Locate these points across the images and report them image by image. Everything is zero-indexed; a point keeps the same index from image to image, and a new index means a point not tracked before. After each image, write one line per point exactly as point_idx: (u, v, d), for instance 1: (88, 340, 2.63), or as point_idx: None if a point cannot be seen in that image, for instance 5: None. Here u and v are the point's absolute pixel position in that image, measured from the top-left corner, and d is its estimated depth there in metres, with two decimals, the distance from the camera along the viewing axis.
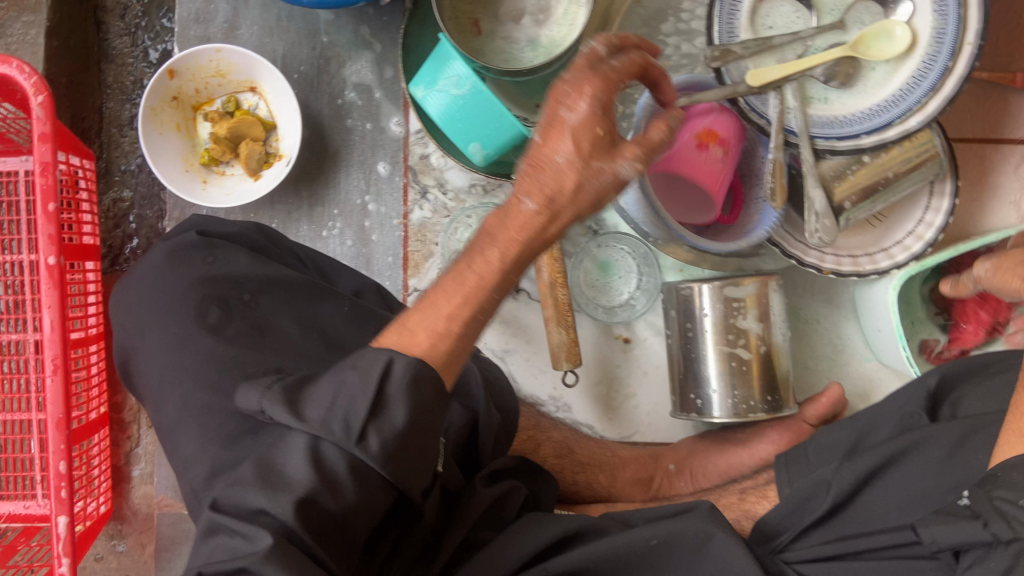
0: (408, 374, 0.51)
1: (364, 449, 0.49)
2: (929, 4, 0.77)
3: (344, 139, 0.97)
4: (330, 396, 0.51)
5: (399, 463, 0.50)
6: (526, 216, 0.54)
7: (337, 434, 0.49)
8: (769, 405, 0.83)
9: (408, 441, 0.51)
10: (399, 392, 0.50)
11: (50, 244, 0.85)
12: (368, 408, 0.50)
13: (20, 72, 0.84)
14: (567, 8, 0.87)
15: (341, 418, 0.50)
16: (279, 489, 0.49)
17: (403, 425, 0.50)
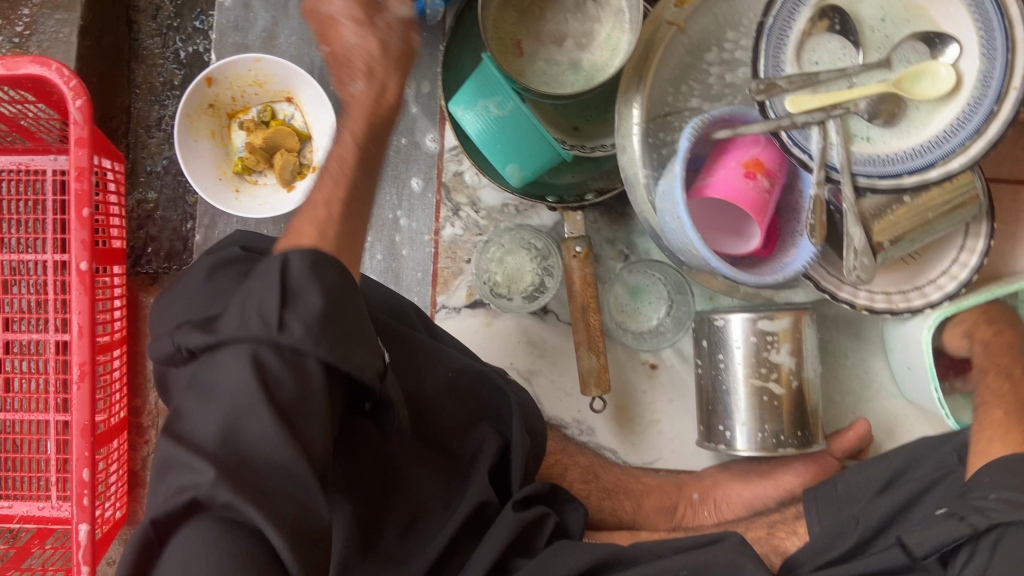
0: (308, 264, 0.53)
1: (289, 336, 0.50)
2: (976, 46, 0.73)
3: (378, 153, 0.97)
4: (240, 307, 0.51)
5: (332, 343, 0.51)
6: (362, 96, 0.68)
7: (257, 329, 0.50)
8: (799, 440, 0.83)
9: (331, 318, 0.52)
10: (304, 277, 0.52)
11: (82, 249, 0.85)
12: (279, 301, 0.51)
13: (59, 75, 0.83)
14: (610, 33, 0.87)
15: (256, 316, 0.50)
16: (224, 410, 0.48)
17: (321, 306, 0.51)
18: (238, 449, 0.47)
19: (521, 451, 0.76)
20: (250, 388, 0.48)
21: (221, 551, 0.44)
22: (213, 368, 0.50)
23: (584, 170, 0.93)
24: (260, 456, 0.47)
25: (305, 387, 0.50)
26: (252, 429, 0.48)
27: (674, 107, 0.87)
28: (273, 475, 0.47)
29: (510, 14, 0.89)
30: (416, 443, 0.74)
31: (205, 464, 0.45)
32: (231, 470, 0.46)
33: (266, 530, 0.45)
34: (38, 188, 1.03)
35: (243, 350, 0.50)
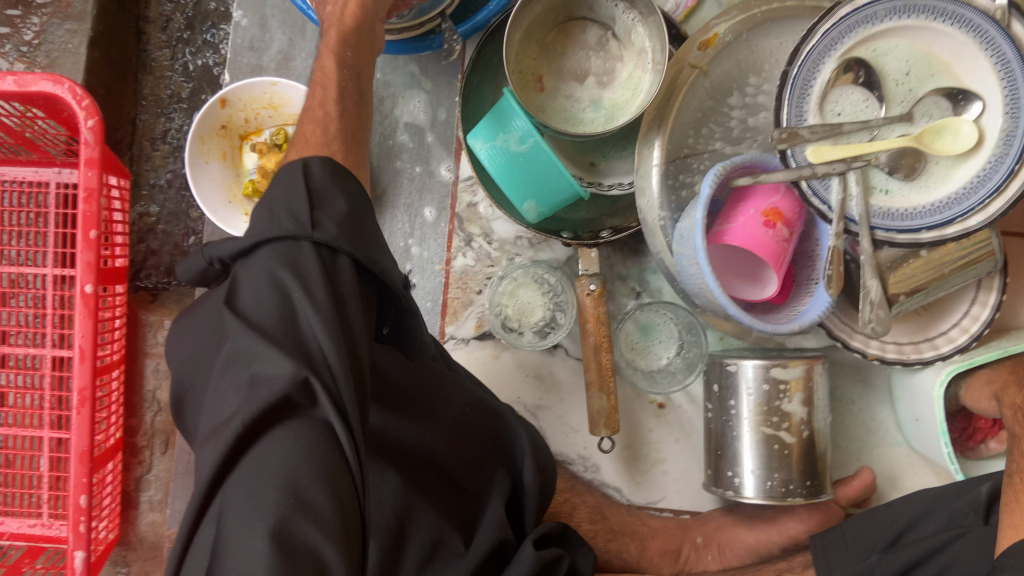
0: (328, 172, 0.56)
1: (323, 233, 0.52)
2: (1001, 105, 0.71)
3: (392, 180, 0.96)
4: (268, 212, 0.53)
5: (359, 242, 0.53)
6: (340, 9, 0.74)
7: (291, 227, 0.51)
8: (808, 490, 0.83)
9: (355, 220, 0.55)
10: (328, 183, 0.55)
11: (88, 271, 0.85)
12: (307, 200, 0.53)
13: (72, 94, 0.82)
14: (632, 72, 0.88)
15: (287, 216, 0.52)
16: (282, 311, 0.49)
17: (346, 210, 0.54)
18: (296, 343, 0.48)
19: (534, 497, 0.75)
20: (297, 279, 0.50)
21: (296, 449, 0.45)
22: (246, 271, 0.52)
23: (599, 207, 0.92)
24: (316, 350, 0.48)
25: (346, 287, 0.52)
26: (307, 322, 0.49)
27: (693, 149, 0.86)
28: (325, 371, 0.48)
29: (531, 48, 0.89)
30: (437, 483, 0.71)
31: (279, 358, 0.47)
32: (300, 359, 0.47)
33: (331, 422, 0.47)
34: (41, 201, 1.00)
35: (282, 246, 0.51)
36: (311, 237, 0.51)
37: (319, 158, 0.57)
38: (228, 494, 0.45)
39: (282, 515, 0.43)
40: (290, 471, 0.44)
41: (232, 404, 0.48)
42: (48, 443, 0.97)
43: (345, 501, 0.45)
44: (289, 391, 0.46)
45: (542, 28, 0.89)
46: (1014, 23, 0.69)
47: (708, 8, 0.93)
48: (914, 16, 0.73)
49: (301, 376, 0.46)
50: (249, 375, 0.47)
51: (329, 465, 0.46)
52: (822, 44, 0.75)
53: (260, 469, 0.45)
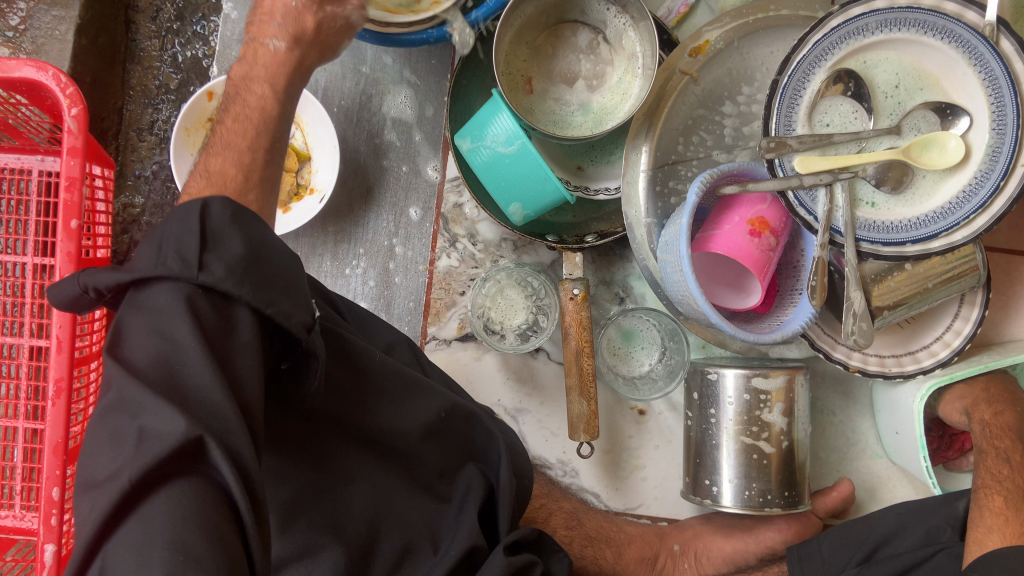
0: (228, 212, 0.50)
1: (209, 276, 0.47)
2: (988, 120, 0.71)
3: (379, 178, 0.96)
4: (154, 245, 0.48)
5: (254, 286, 0.49)
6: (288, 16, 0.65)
7: (175, 269, 0.47)
8: (785, 500, 0.83)
9: (253, 262, 0.50)
10: (224, 224, 0.49)
11: (67, 262, 0.84)
12: (200, 242, 0.48)
13: (56, 81, 0.82)
14: (621, 77, 0.88)
15: (175, 255, 0.48)
16: (185, 364, 0.46)
17: (243, 252, 0.49)
18: (182, 396, 0.45)
19: (509, 496, 0.74)
20: (181, 319, 0.46)
21: (186, 509, 0.43)
22: (132, 316, 0.48)
23: (585, 210, 0.92)
24: (205, 402, 0.45)
25: (241, 341, 0.49)
26: (196, 375, 0.46)
27: (680, 155, 0.86)
28: (218, 424, 0.45)
29: (522, 49, 0.88)
30: (406, 486, 0.72)
31: (172, 415, 0.43)
32: (193, 416, 0.44)
33: (227, 482, 0.44)
34: (20, 187, 1.00)
35: (166, 290, 0.47)
36: (196, 281, 0.47)
37: (220, 195, 0.50)
38: (108, 552, 0.42)
39: (171, 573, 0.40)
40: (179, 531, 0.42)
41: (115, 461, 0.44)
42: (22, 434, 0.96)
43: (235, 560, 0.43)
44: (182, 446, 0.43)
45: (534, 29, 0.88)
46: (1003, 40, 0.70)
47: (701, 14, 0.92)
48: (905, 29, 0.73)
49: (194, 432, 0.43)
50: (136, 429, 0.44)
51: (220, 522, 0.43)
52: (812, 53, 0.75)
53: (145, 529, 0.42)
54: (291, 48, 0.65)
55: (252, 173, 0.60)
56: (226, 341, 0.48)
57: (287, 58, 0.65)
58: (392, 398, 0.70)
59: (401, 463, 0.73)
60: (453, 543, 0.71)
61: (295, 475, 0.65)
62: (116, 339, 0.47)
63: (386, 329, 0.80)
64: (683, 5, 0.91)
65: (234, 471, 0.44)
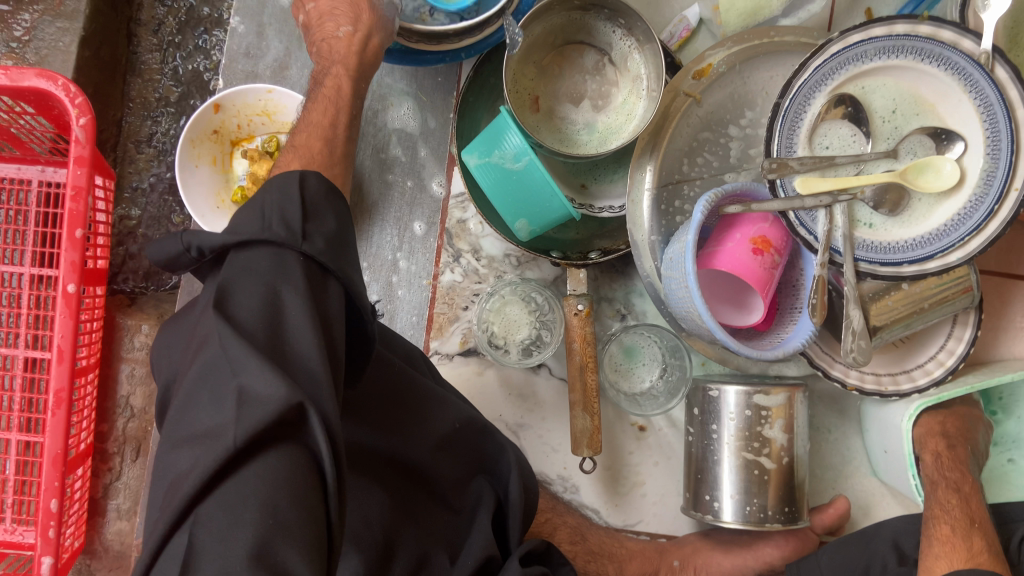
0: (322, 188, 0.56)
1: (311, 245, 0.51)
2: (982, 145, 0.73)
3: (383, 193, 0.96)
4: (257, 212, 0.52)
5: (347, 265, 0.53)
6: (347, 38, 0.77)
7: (282, 231, 0.51)
8: (785, 516, 0.84)
9: (342, 240, 0.55)
10: (321, 199, 0.56)
11: (71, 270, 0.84)
12: (302, 213, 0.53)
13: (65, 91, 0.81)
14: (626, 98, 0.90)
15: (279, 221, 0.52)
16: (288, 339, 0.47)
17: (334, 229, 0.54)
18: (284, 361, 0.46)
19: (519, 512, 0.75)
20: (294, 288, 0.49)
21: (279, 475, 0.43)
22: (240, 278, 0.50)
23: (588, 228, 0.94)
24: (306, 369, 0.47)
25: (333, 310, 0.51)
26: (302, 344, 0.47)
27: (685, 175, 0.88)
28: (315, 392, 0.46)
29: (529, 69, 0.89)
30: (423, 498, 0.74)
31: (274, 379, 0.44)
32: (293, 384, 0.45)
33: (321, 455, 0.45)
34: (19, 198, 1.00)
35: (271, 254, 0.50)
36: (300, 247, 0.51)
37: (316, 172, 0.57)
38: (200, 511, 0.43)
39: (260, 538, 0.41)
40: (269, 495, 0.43)
41: (216, 417, 0.45)
42: (15, 446, 0.96)
43: (319, 532, 0.44)
44: (285, 413, 0.44)
45: (541, 49, 0.89)
46: (998, 68, 0.71)
47: (702, 39, 0.95)
48: (903, 56, 0.75)
49: (295, 399, 0.44)
50: (236, 388, 0.44)
51: (308, 492, 0.44)
52: (813, 78, 0.78)
53: (239, 489, 0.43)
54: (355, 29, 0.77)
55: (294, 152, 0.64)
56: (325, 309, 0.50)
57: (353, 39, 0.77)
58: (410, 411, 0.73)
59: (416, 476, 0.74)
60: (470, 551, 0.72)
61: None
62: (226, 295, 0.48)
63: (402, 342, 0.81)
64: (685, 30, 0.94)
65: (329, 441, 0.45)
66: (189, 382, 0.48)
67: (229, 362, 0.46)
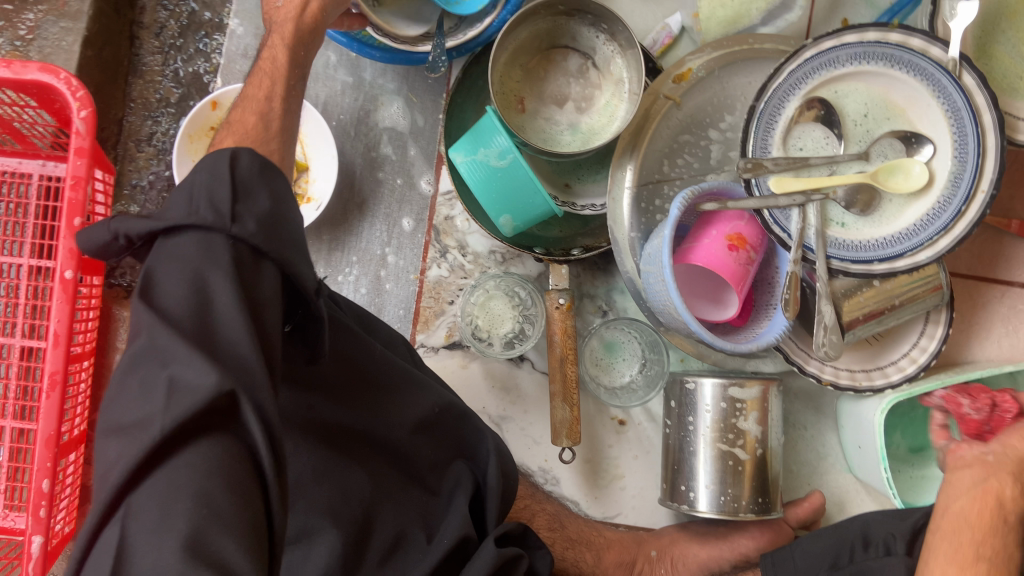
0: (256, 165, 0.53)
1: (242, 229, 0.49)
2: (950, 149, 0.77)
3: (373, 190, 0.99)
4: (185, 194, 0.50)
5: (277, 244, 0.51)
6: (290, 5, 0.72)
7: (209, 218, 0.48)
8: (758, 506, 0.86)
9: (277, 220, 0.52)
10: (254, 175, 0.52)
11: (68, 257, 0.87)
12: (231, 192, 0.50)
13: (67, 84, 0.85)
14: (608, 100, 0.93)
15: (208, 204, 0.49)
16: (214, 329, 0.47)
17: (268, 209, 0.51)
18: (213, 351, 0.46)
19: (497, 495, 0.77)
20: (222, 273, 0.48)
21: (211, 465, 0.44)
22: (166, 268, 0.48)
23: (571, 226, 0.97)
24: (236, 357, 0.47)
25: (268, 291, 0.51)
26: (230, 331, 0.47)
27: (665, 175, 0.91)
28: (246, 381, 0.47)
29: (515, 71, 0.93)
30: (401, 479, 0.76)
31: (204, 368, 0.44)
32: (225, 372, 0.45)
33: (256, 443, 0.46)
34: (21, 192, 1.03)
35: (197, 239, 0.48)
36: (229, 232, 0.49)
37: (249, 148, 0.53)
38: (132, 500, 0.43)
39: (194, 528, 0.41)
40: (203, 483, 0.43)
41: (142, 408, 0.45)
42: (9, 433, 0.98)
43: (257, 515, 0.45)
44: (215, 401, 0.44)
45: (527, 53, 0.93)
46: (965, 75, 0.75)
47: (684, 45, 0.99)
48: (874, 62, 0.79)
49: (225, 389, 0.44)
50: (165, 378, 0.44)
51: (242, 478, 0.45)
52: (787, 82, 0.81)
53: (171, 478, 0.43)
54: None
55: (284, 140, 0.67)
56: (258, 296, 0.50)
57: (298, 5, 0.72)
58: (390, 395, 0.76)
59: (395, 457, 0.77)
60: (447, 531, 0.74)
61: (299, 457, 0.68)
62: (149, 285, 0.47)
63: (383, 326, 0.83)
64: (668, 37, 0.97)
65: (261, 429, 0.46)
66: (115, 370, 0.47)
67: (155, 354, 0.45)
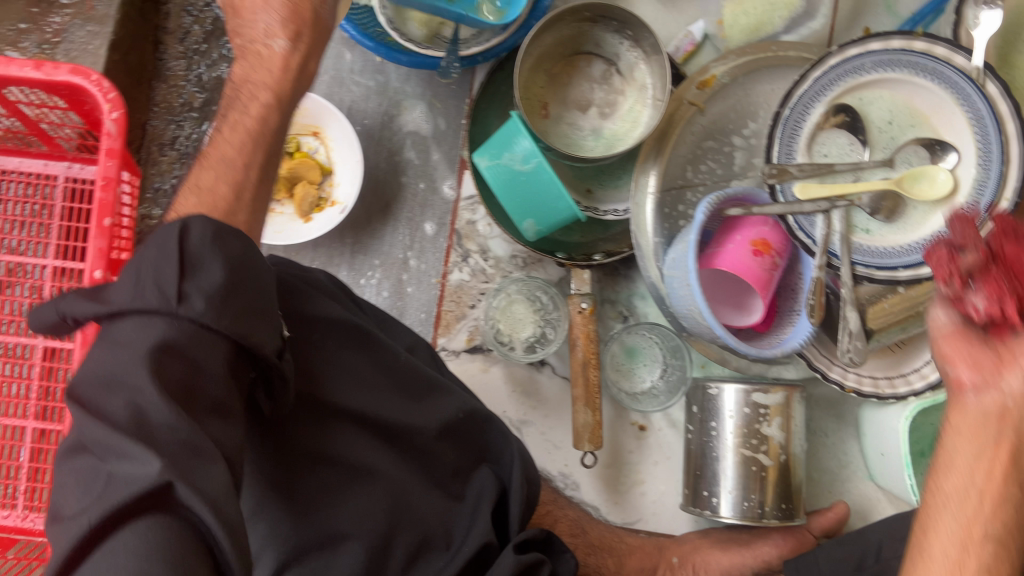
0: (207, 235, 0.54)
1: (189, 309, 0.50)
2: (975, 156, 0.77)
3: (396, 194, 1.00)
4: (133, 276, 0.51)
5: (230, 317, 0.52)
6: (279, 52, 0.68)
7: (154, 301, 0.50)
8: (781, 513, 0.86)
9: (230, 291, 0.53)
10: (204, 248, 0.53)
11: (99, 258, 0.87)
12: (178, 270, 0.51)
13: (98, 86, 0.85)
14: (632, 105, 0.93)
15: (153, 287, 0.50)
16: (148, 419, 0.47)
17: (222, 280, 0.52)
18: (152, 436, 0.46)
19: (519, 497, 0.77)
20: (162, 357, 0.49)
21: (150, 542, 0.43)
22: (109, 355, 0.49)
23: (593, 231, 0.96)
24: (175, 436, 0.47)
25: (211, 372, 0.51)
26: (160, 412, 0.47)
27: (688, 181, 0.91)
28: (184, 463, 0.46)
29: (539, 77, 0.93)
30: (426, 484, 0.75)
31: (143, 456, 0.44)
32: (168, 458, 0.45)
33: (202, 522, 0.45)
34: (47, 193, 1.04)
35: (140, 322, 0.50)
36: (174, 313, 0.50)
37: (201, 218, 0.55)
38: None
39: None
40: (142, 562, 0.42)
41: (82, 501, 0.45)
42: (30, 434, 0.98)
43: None
44: (153, 487, 0.44)
45: (550, 58, 0.93)
46: (989, 84, 0.75)
47: (707, 52, 0.99)
48: (900, 69, 0.79)
49: (164, 474, 0.44)
50: (105, 471, 0.45)
51: (189, 556, 0.43)
52: (814, 87, 0.81)
53: (108, 561, 0.42)
54: (294, 46, 0.69)
55: None
56: (204, 373, 0.51)
57: (290, 59, 0.69)
58: (419, 398, 0.76)
59: (421, 460, 0.75)
60: (469, 540, 0.73)
61: (317, 467, 0.68)
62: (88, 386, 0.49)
63: (406, 331, 0.84)
64: (691, 44, 0.97)
65: (207, 512, 0.45)
66: (62, 462, 0.48)
67: (96, 445, 0.46)
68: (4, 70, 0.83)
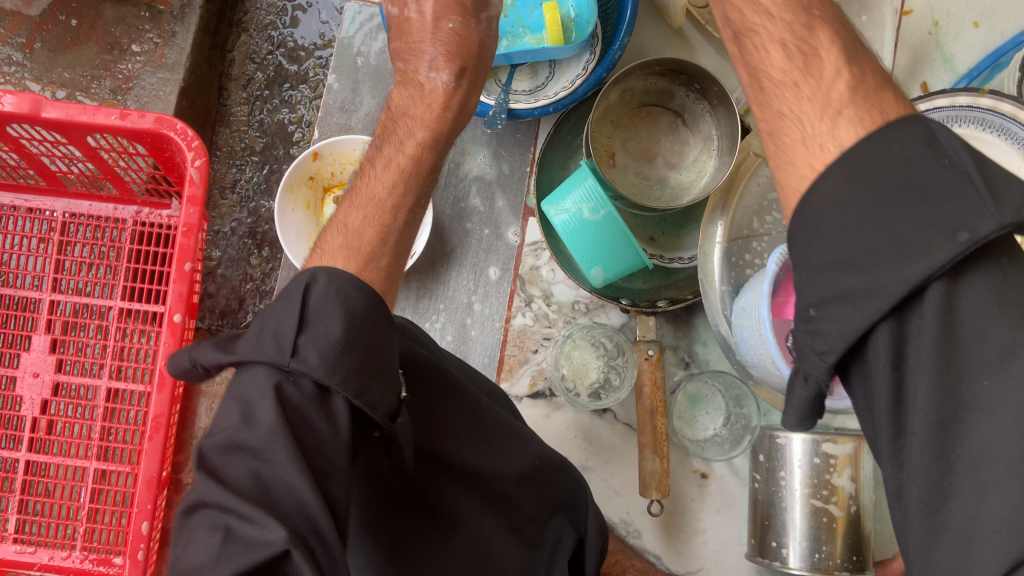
0: (332, 288, 0.54)
1: (301, 363, 0.50)
2: None
3: (460, 240, 1.02)
4: (259, 333, 0.52)
5: (344, 371, 0.51)
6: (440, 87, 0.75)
7: (271, 354, 0.50)
8: (853, 564, 0.84)
9: (349, 344, 0.52)
10: (328, 301, 0.53)
11: (180, 301, 0.89)
12: (297, 323, 0.51)
13: (182, 135, 0.87)
14: (698, 156, 0.96)
15: (273, 340, 0.51)
16: (267, 481, 0.47)
17: (340, 335, 0.51)
18: (270, 492, 0.47)
19: (595, 552, 0.80)
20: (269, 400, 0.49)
21: None
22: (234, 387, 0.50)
23: (656, 279, 0.97)
24: (294, 493, 0.47)
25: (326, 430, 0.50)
26: (270, 467, 0.47)
27: (754, 231, 0.89)
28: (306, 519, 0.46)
29: (606, 127, 0.95)
30: (503, 530, 0.74)
31: (274, 524, 0.44)
32: (289, 523, 0.45)
33: None
34: (113, 236, 1.07)
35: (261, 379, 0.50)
36: (286, 366, 0.50)
37: (329, 270, 0.55)
38: None
39: None
40: None
41: (201, 556, 0.45)
42: (92, 474, 0.98)
43: None
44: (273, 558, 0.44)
45: (619, 110, 0.96)
46: None
47: None
48: (964, 125, 0.82)
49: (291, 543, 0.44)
50: (224, 528, 0.45)
51: None
52: None
53: None
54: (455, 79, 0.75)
55: (406, 191, 0.68)
56: (307, 422, 0.49)
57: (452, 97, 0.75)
58: (501, 443, 0.75)
59: (500, 505, 0.74)
60: None
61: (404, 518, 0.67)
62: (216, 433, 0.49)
63: (488, 381, 0.85)
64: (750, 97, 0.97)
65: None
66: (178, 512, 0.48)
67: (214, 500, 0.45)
68: (91, 119, 0.86)
